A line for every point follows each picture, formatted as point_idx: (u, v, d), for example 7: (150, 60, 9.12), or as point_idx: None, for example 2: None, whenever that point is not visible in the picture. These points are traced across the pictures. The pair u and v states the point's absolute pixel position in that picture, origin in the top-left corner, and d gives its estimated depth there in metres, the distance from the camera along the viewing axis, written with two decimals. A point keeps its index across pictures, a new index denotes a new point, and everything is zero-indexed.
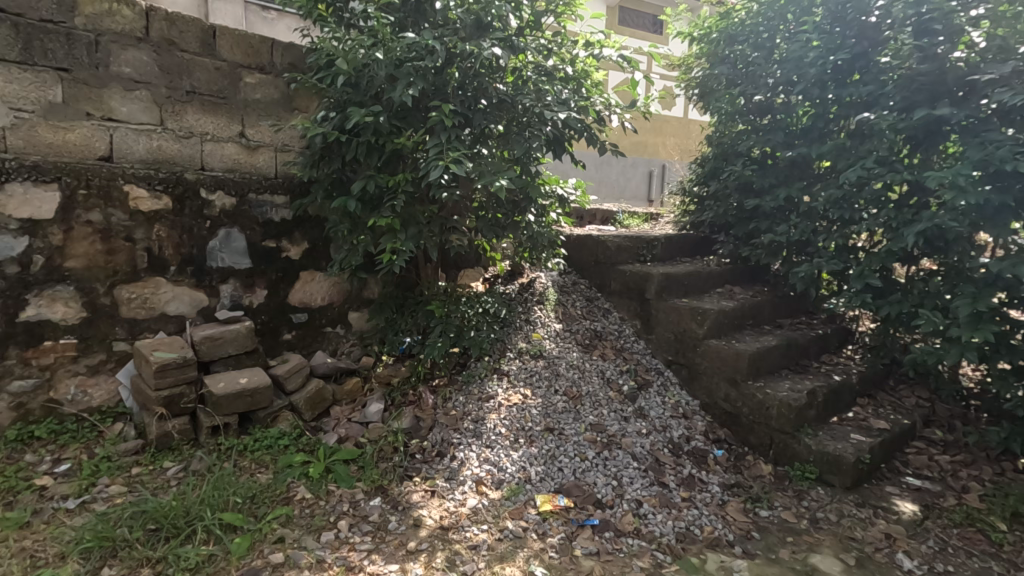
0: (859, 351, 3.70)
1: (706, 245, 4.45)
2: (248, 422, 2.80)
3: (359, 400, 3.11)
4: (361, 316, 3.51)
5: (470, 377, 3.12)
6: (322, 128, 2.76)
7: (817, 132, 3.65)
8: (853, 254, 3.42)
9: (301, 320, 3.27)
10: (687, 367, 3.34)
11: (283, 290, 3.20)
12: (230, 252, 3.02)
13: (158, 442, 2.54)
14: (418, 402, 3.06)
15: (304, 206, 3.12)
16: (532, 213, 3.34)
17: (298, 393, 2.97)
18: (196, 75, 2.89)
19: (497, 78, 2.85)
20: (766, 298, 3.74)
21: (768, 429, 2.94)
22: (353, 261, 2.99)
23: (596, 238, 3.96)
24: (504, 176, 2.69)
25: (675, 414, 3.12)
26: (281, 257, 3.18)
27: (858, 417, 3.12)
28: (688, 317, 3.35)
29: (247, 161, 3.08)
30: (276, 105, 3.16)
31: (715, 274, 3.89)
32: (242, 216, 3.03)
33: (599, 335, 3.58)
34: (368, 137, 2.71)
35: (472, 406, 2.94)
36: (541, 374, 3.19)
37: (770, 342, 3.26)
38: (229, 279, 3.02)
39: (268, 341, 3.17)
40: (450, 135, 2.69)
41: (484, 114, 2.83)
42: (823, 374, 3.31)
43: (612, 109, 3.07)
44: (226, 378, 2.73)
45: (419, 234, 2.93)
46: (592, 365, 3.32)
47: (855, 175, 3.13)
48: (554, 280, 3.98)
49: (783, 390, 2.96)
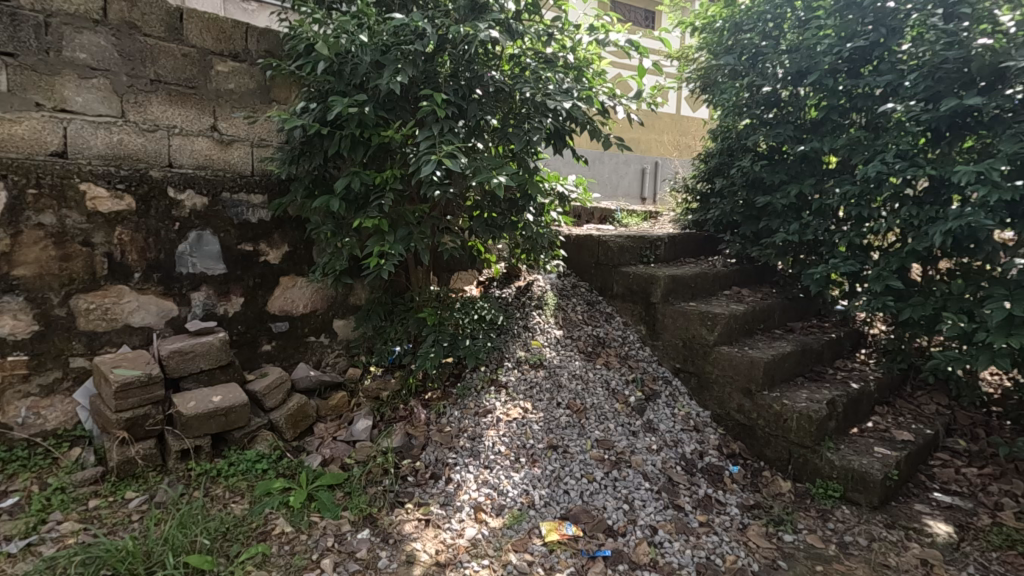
0: (873, 355, 3.53)
1: (711, 245, 4.25)
2: (223, 444, 2.56)
3: (345, 416, 2.89)
4: (347, 325, 3.27)
5: (465, 390, 2.91)
6: (302, 120, 2.50)
7: (830, 126, 3.41)
8: (870, 254, 3.24)
9: (281, 329, 3.02)
10: (696, 375, 3.14)
11: (261, 297, 2.95)
12: (202, 257, 2.76)
13: (120, 470, 2.28)
14: (409, 417, 2.84)
15: (282, 206, 2.87)
16: (531, 212, 3.12)
17: (278, 411, 2.72)
18: (161, 62, 2.62)
19: (493, 65, 2.62)
20: (777, 300, 3.55)
21: (787, 442, 2.75)
22: (337, 266, 2.75)
23: (597, 238, 3.74)
24: (503, 172, 2.47)
25: (686, 427, 2.92)
26: (259, 262, 2.93)
27: (879, 428, 2.94)
28: (697, 322, 3.15)
29: (220, 157, 2.82)
30: (252, 96, 2.90)
31: (722, 276, 3.69)
32: (214, 217, 2.78)
33: (602, 341, 3.37)
34: (352, 130, 2.46)
35: (468, 422, 2.73)
36: (542, 386, 2.96)
37: (785, 349, 3.07)
38: (201, 286, 2.77)
39: (246, 353, 2.91)
40: (443, 127, 2.45)
41: (479, 104, 2.59)
42: (841, 381, 3.12)
43: (618, 100, 2.85)
44: (197, 396, 2.48)
45: (409, 235, 2.69)
46: (595, 375, 3.10)
47: (875, 172, 2.95)
48: (553, 283, 3.76)
49: (801, 401, 2.77)
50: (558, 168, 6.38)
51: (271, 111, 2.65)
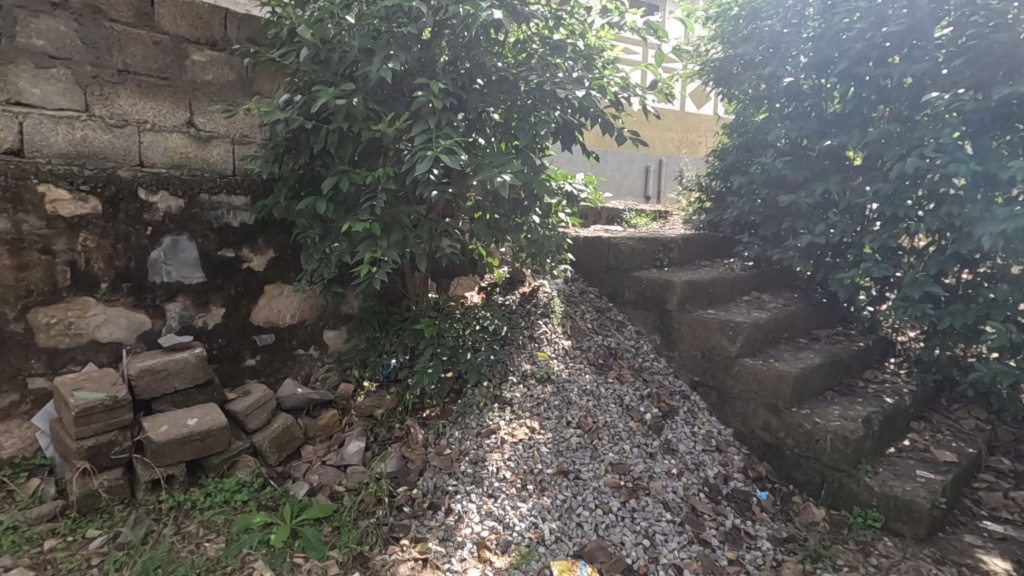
0: (904, 365, 3.29)
1: (726, 247, 4.00)
2: (200, 470, 2.33)
3: (336, 438, 2.65)
4: (338, 336, 3.02)
5: (466, 408, 2.67)
6: (284, 113, 2.26)
7: (856, 120, 3.17)
8: (904, 256, 2.99)
9: (266, 342, 2.78)
10: (717, 390, 2.91)
11: (244, 308, 2.71)
12: (178, 264, 2.52)
13: (81, 504, 2.04)
14: (405, 439, 2.61)
15: (266, 209, 2.63)
16: (536, 214, 2.87)
17: (261, 433, 2.49)
18: (130, 50, 2.38)
19: (496, 53, 2.39)
20: (800, 307, 3.31)
21: (819, 465, 2.51)
22: (325, 274, 2.51)
23: (607, 240, 3.51)
24: (507, 170, 2.22)
25: (707, 448, 2.67)
26: (241, 269, 2.69)
27: (918, 447, 2.70)
28: (717, 332, 2.92)
29: (196, 155, 2.59)
30: (232, 89, 2.66)
31: (740, 280, 3.45)
32: (191, 221, 2.54)
33: (614, 352, 3.12)
34: (338, 124, 2.21)
35: (469, 444, 2.50)
36: (550, 403, 2.72)
37: (813, 361, 2.83)
38: (177, 296, 2.53)
39: (227, 368, 2.67)
40: (441, 120, 2.20)
41: (481, 95, 2.36)
42: (874, 396, 2.87)
43: (633, 90, 2.62)
44: (170, 420, 2.25)
45: (405, 240, 2.44)
46: (608, 391, 2.85)
47: (912, 168, 2.70)
48: (560, 289, 3.51)
49: (835, 420, 2.54)
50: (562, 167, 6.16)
51: (249, 103, 2.40)
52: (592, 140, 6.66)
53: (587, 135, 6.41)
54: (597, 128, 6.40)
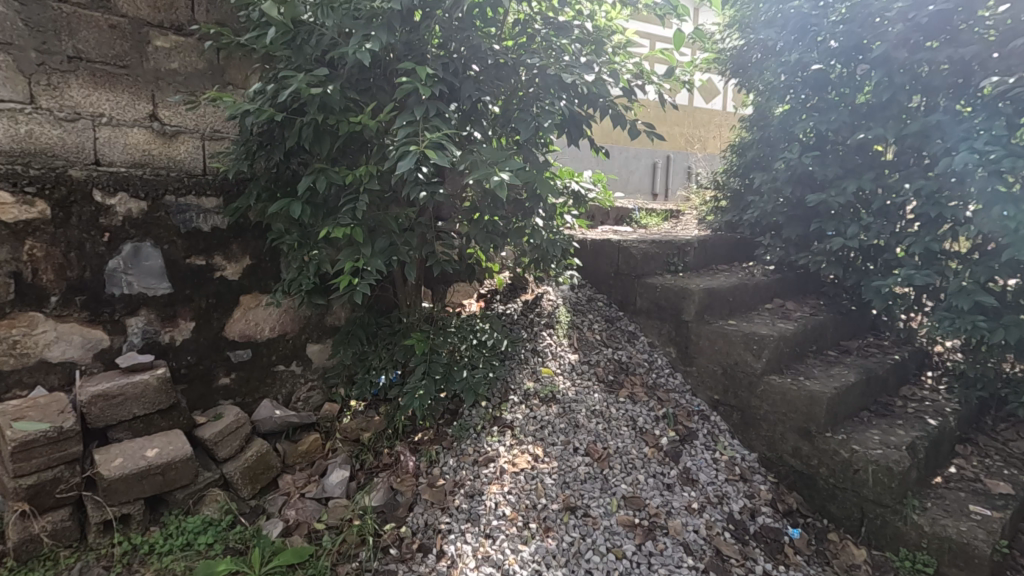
0: (943, 379, 3.00)
1: (746, 249, 3.71)
2: (162, 507, 2.08)
3: (318, 465, 2.40)
4: (322, 350, 2.75)
5: (462, 432, 2.41)
6: (253, 105, 1.99)
7: (890, 111, 2.87)
8: (946, 262, 2.70)
9: (242, 359, 2.52)
10: (740, 411, 2.63)
11: (217, 321, 2.46)
12: (140, 274, 2.27)
13: (20, 551, 1.82)
14: (394, 467, 2.35)
15: (239, 211, 2.36)
16: (540, 216, 2.59)
17: (233, 462, 2.23)
18: (82, 35, 2.12)
19: (493, 36, 2.11)
20: (828, 316, 3.03)
21: (858, 498, 2.24)
22: (303, 286, 2.25)
23: (617, 243, 3.23)
24: (505, 168, 1.95)
25: (730, 477, 2.39)
26: (213, 278, 2.43)
27: (967, 476, 2.41)
28: (740, 346, 2.64)
29: (161, 152, 2.33)
30: (201, 79, 2.40)
31: (762, 287, 3.16)
32: (154, 225, 2.29)
33: (625, 367, 2.84)
34: (313, 116, 1.94)
35: (465, 474, 2.24)
36: (555, 426, 2.45)
37: (848, 378, 2.54)
38: (139, 309, 2.27)
39: (198, 389, 2.42)
40: (429, 109, 1.91)
41: (475, 83, 2.07)
42: (915, 417, 2.58)
43: (648, 78, 2.35)
44: (126, 451, 1.99)
45: (392, 247, 2.18)
46: (619, 412, 2.58)
47: (960, 164, 2.41)
48: (566, 296, 3.23)
49: (876, 447, 2.26)
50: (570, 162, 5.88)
51: (211, 92, 2.14)
52: (602, 134, 6.38)
53: (596, 129, 6.14)
54: (609, 120, 6.13)
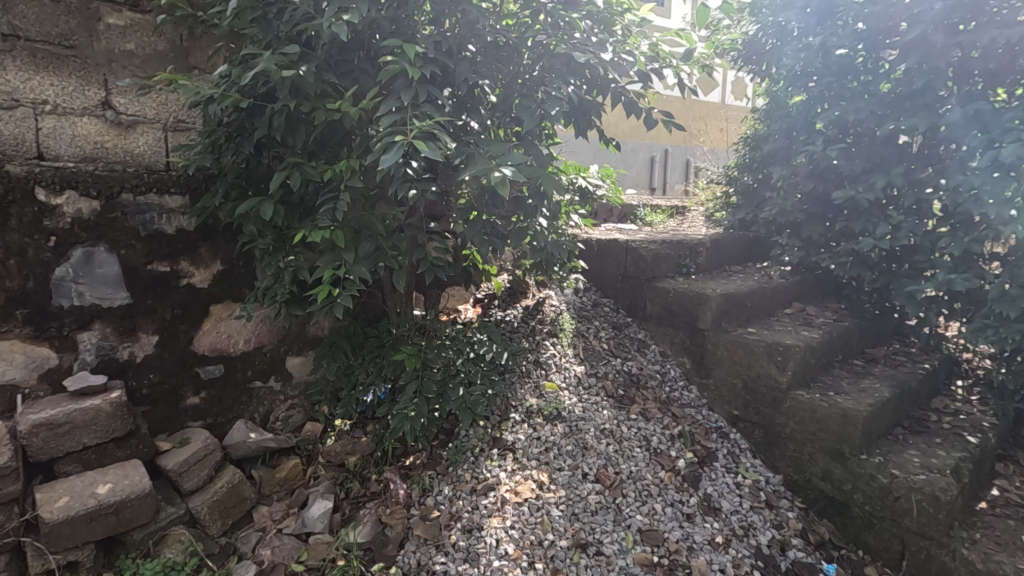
0: (976, 389, 2.78)
1: (762, 248, 3.54)
2: (118, 549, 1.83)
3: (298, 495, 2.15)
4: (303, 363, 2.49)
5: (459, 455, 2.17)
6: (216, 89, 1.73)
7: (922, 99, 2.63)
8: (986, 264, 2.48)
9: (213, 376, 2.26)
10: (762, 428, 2.41)
11: (184, 335, 2.19)
12: (94, 283, 2.00)
13: None
14: (383, 496, 2.11)
15: (206, 211, 2.10)
16: (544, 215, 2.34)
17: (201, 496, 1.98)
18: (19, 9, 1.85)
19: (491, 11, 1.85)
20: (854, 322, 2.81)
21: (899, 529, 2.02)
22: (278, 296, 1.99)
23: (625, 243, 2.99)
24: (507, 162, 1.69)
25: (755, 504, 2.17)
26: (178, 286, 2.17)
27: (1013, 500, 2.20)
28: (763, 357, 2.42)
29: (117, 145, 2.06)
30: (161, 62, 2.13)
31: (781, 290, 2.94)
32: (109, 228, 2.02)
33: (635, 380, 2.61)
34: (284, 103, 1.68)
35: (463, 506, 2.00)
36: (561, 447, 2.22)
37: (881, 393, 2.32)
38: (93, 322, 2.01)
39: (163, 410, 2.16)
40: (419, 94, 1.64)
41: (472, 65, 1.82)
42: (952, 434, 2.36)
43: (666, 61, 2.12)
44: (74, 489, 1.74)
45: (378, 252, 1.92)
46: (630, 431, 2.34)
47: (1008, 158, 2.18)
48: (569, 301, 2.99)
49: (918, 472, 2.04)
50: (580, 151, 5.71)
51: (161, 73, 1.80)
52: (613, 121, 6.22)
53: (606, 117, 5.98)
54: (620, 108, 5.97)
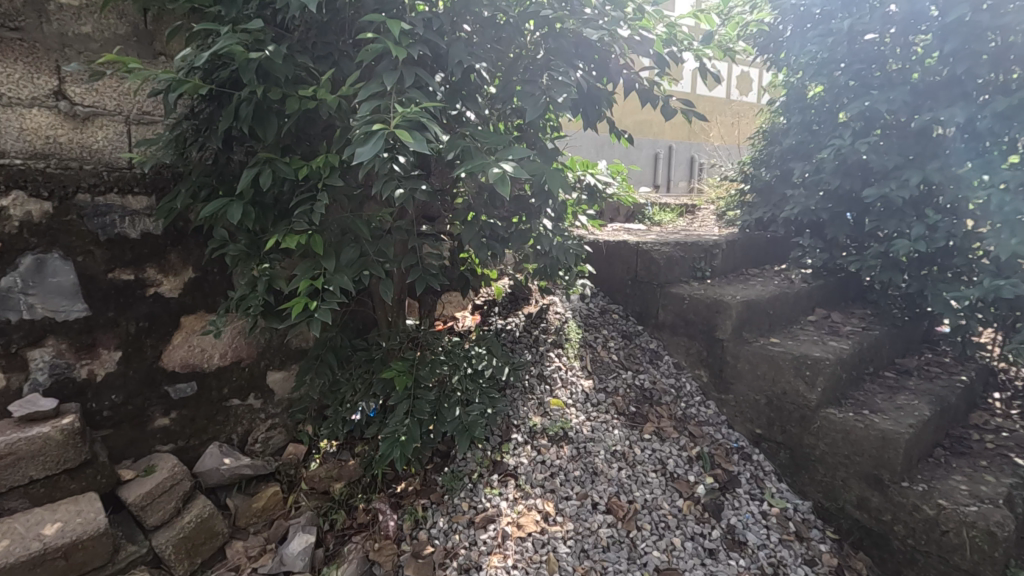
0: (1018, 402, 2.56)
1: (780, 250, 3.35)
2: None
3: (277, 528, 1.94)
4: (286, 379, 2.28)
5: (455, 482, 1.96)
6: (174, 74, 1.52)
7: (960, 87, 2.40)
8: None
9: (184, 394, 2.05)
10: (788, 449, 2.20)
11: (152, 350, 1.98)
12: (46, 294, 1.79)
13: None
14: (371, 529, 1.91)
15: (173, 213, 1.89)
16: (549, 216, 2.12)
17: (165, 531, 1.77)
18: None
19: None
20: (885, 331, 2.59)
21: (947, 567, 1.80)
22: (251, 308, 1.78)
23: (636, 245, 2.77)
24: (508, 155, 1.47)
25: (784, 536, 1.96)
26: (144, 296, 1.96)
27: None
28: (790, 372, 2.21)
29: (73, 139, 1.85)
30: (123, 47, 1.91)
31: (804, 296, 2.73)
32: (64, 232, 1.81)
33: (648, 396, 2.40)
34: (250, 88, 1.46)
35: (460, 541, 1.79)
36: (569, 473, 2.01)
37: (922, 412, 2.10)
38: (47, 338, 1.80)
39: (129, 433, 1.95)
40: (404, 77, 1.42)
41: (468, 46, 1.60)
42: (999, 456, 2.14)
43: (685, 43, 1.90)
44: (17, 530, 1.54)
45: (362, 259, 1.71)
46: (644, 454, 2.13)
47: None
48: (576, 309, 2.78)
49: (969, 502, 1.82)
50: (585, 146, 5.49)
51: (107, 54, 1.57)
52: (621, 114, 6.02)
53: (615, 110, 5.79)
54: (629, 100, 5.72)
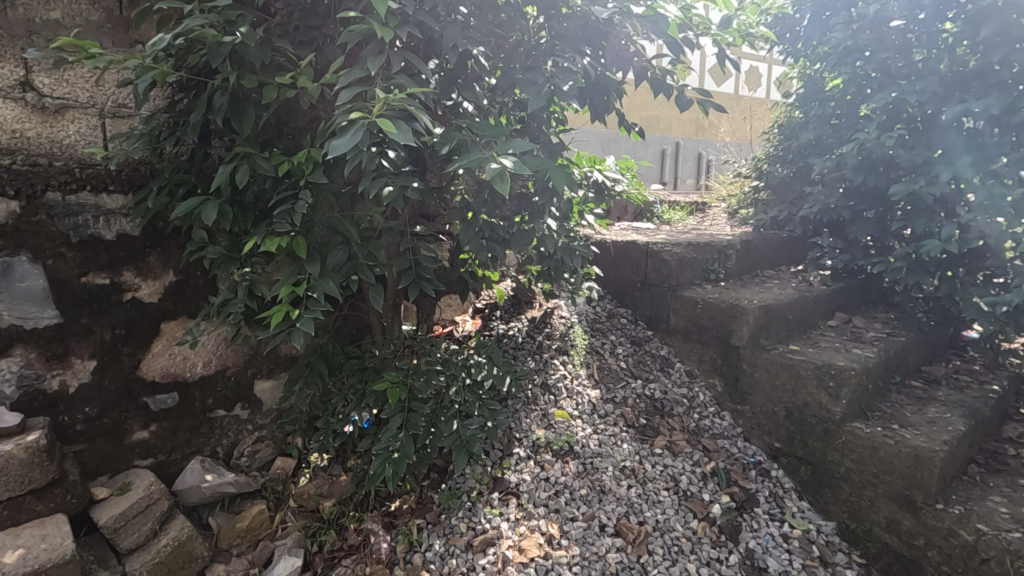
0: None
1: (799, 250, 3.17)
2: None
3: (262, 549, 1.83)
4: (274, 388, 2.15)
5: (452, 501, 1.83)
6: (141, 61, 1.38)
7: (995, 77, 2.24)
8: None
9: (165, 406, 1.92)
10: (810, 465, 2.05)
11: (130, 359, 1.86)
12: (13, 300, 1.66)
13: None
14: (362, 552, 1.78)
15: (148, 212, 1.76)
16: (553, 216, 1.98)
17: (140, 555, 1.66)
18: None
19: None
20: (911, 337, 2.44)
21: None
22: (232, 315, 1.65)
23: (646, 245, 2.62)
24: (510, 147, 1.33)
25: (807, 561, 1.81)
26: (120, 302, 1.83)
27: None
28: (812, 383, 2.06)
29: (42, 134, 1.72)
30: (95, 33, 1.78)
31: (823, 299, 2.58)
32: (32, 234, 1.69)
33: (659, 407, 2.25)
34: (223, 76, 1.33)
35: (457, 567, 1.66)
36: (575, 491, 1.87)
37: (955, 427, 1.95)
38: (15, 347, 1.68)
39: (105, 448, 1.83)
40: (392, 62, 1.28)
41: (464, 30, 1.46)
42: None
43: (701, 29, 1.76)
44: None
45: (349, 263, 1.58)
46: (656, 470, 1.99)
47: None
48: (582, 312, 2.63)
49: (1012, 527, 1.67)
50: (591, 142, 5.32)
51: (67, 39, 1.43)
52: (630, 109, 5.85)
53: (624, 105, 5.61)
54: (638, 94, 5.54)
